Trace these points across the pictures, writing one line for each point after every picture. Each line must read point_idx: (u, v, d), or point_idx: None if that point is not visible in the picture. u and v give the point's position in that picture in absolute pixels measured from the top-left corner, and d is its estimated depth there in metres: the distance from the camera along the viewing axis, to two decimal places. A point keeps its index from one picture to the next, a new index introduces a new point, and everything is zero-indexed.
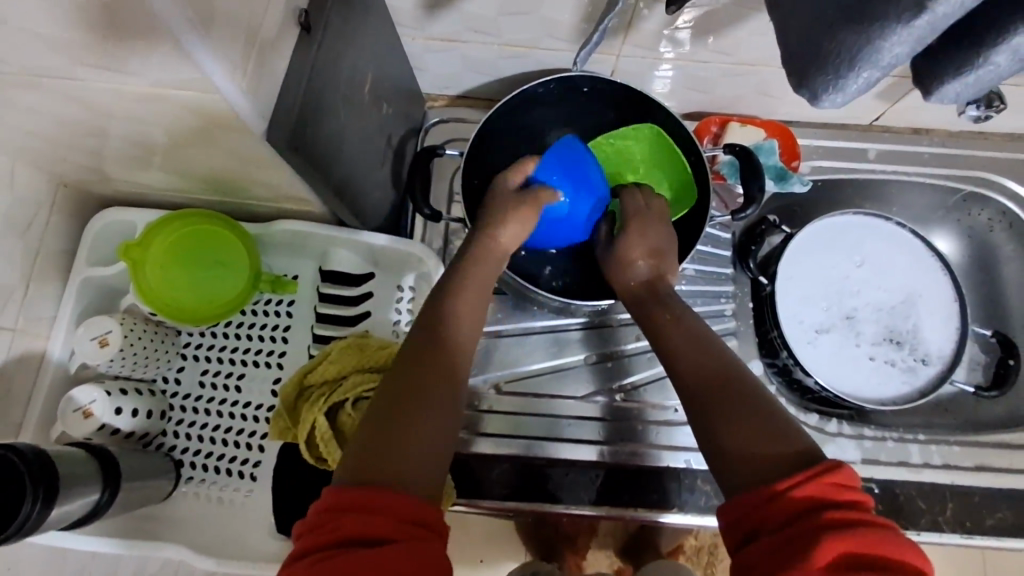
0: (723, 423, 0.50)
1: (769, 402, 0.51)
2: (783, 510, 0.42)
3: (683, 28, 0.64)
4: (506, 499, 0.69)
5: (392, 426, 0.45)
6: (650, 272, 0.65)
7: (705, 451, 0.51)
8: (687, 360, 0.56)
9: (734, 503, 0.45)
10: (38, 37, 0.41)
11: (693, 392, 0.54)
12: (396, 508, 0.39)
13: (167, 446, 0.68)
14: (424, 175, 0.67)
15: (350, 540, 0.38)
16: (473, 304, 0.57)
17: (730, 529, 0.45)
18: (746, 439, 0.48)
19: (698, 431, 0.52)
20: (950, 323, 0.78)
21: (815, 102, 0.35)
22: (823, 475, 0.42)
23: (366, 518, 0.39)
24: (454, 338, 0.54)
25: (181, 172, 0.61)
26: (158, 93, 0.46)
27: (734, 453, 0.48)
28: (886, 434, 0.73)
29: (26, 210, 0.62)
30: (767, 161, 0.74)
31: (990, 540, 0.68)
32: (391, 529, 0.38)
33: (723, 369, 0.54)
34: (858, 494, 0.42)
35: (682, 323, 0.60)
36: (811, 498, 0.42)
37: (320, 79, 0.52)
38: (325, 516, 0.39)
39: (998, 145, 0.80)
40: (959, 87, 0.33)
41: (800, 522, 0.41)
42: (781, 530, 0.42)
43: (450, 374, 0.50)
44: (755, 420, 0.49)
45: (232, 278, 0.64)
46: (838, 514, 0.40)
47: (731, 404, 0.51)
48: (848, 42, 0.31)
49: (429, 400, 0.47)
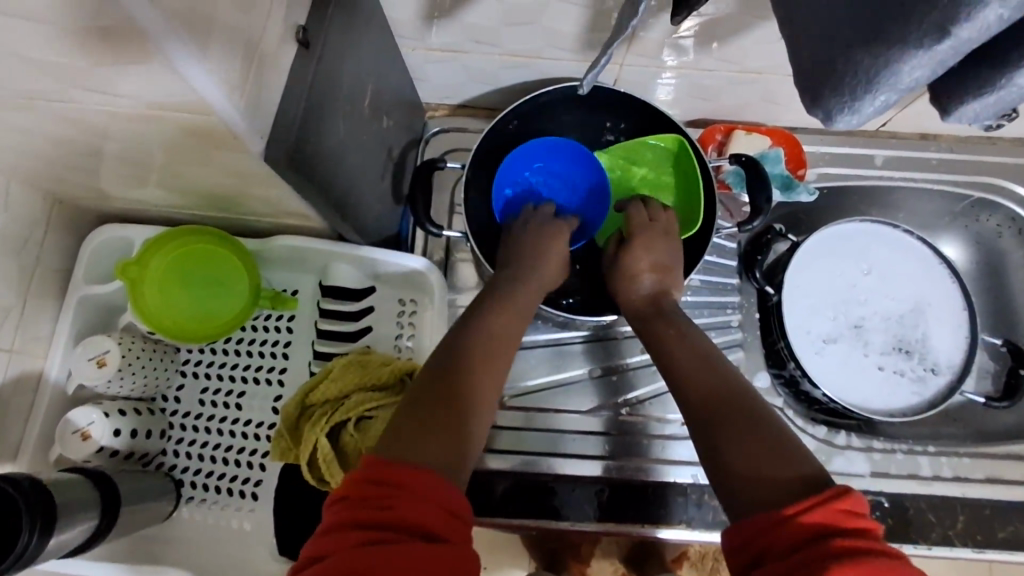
0: (727, 441, 0.49)
1: (776, 420, 0.50)
2: (790, 535, 0.41)
3: (687, 36, 0.63)
4: (513, 515, 0.68)
5: (416, 430, 0.44)
6: (656, 287, 0.64)
7: (708, 467, 0.50)
8: (690, 374, 0.56)
9: (741, 525, 0.44)
10: (29, 60, 0.40)
11: (697, 409, 0.53)
12: (445, 501, 0.39)
13: (167, 466, 0.68)
14: (426, 188, 0.65)
15: (399, 522, 0.37)
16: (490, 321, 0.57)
17: (737, 551, 0.44)
18: (751, 459, 0.47)
19: (702, 449, 0.51)
20: (959, 332, 0.77)
21: (828, 122, 0.34)
22: (830, 502, 0.41)
23: (416, 501, 0.38)
24: (466, 352, 0.53)
25: (179, 189, 0.60)
26: (154, 114, 0.45)
27: (739, 471, 0.47)
28: (896, 447, 0.72)
29: (22, 229, 0.61)
30: (773, 169, 0.73)
31: (1002, 554, 0.67)
32: (441, 523, 0.38)
33: (728, 385, 0.54)
34: (868, 522, 0.41)
35: (689, 335, 0.60)
36: (820, 524, 0.40)
37: (320, 94, 0.51)
38: (372, 493, 0.39)
39: (1006, 150, 0.79)
40: (979, 107, 0.32)
41: (809, 550, 0.40)
42: (788, 556, 0.40)
43: (460, 389, 0.49)
44: (761, 438, 0.48)
45: (230, 296, 0.63)
46: (849, 543, 0.39)
47: (737, 422, 0.50)
48: (865, 64, 0.30)
49: (452, 411, 0.47)
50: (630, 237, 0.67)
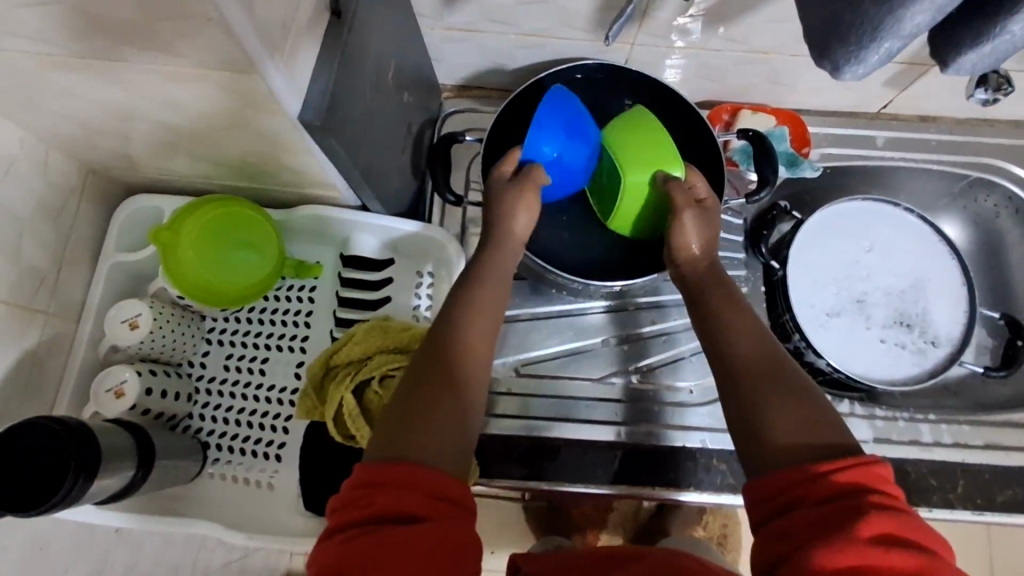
0: (765, 406, 0.49)
1: (820, 398, 0.49)
2: (819, 491, 0.42)
3: (697, 16, 0.66)
4: (526, 480, 0.70)
5: (412, 417, 0.47)
6: (708, 255, 0.63)
7: (736, 428, 0.50)
8: (731, 337, 0.55)
9: (767, 479, 0.45)
10: (85, 18, 0.42)
11: (736, 372, 0.52)
12: (430, 487, 0.42)
13: (194, 429, 0.70)
14: (446, 160, 0.68)
15: (384, 515, 0.41)
16: (494, 301, 0.58)
17: (758, 502, 0.45)
18: (785, 429, 0.47)
19: (732, 412, 0.51)
20: (958, 308, 0.80)
21: (836, 74, 0.36)
22: (868, 466, 0.42)
23: (402, 494, 0.41)
24: (461, 331, 0.55)
25: (210, 157, 0.63)
26: (197, 74, 0.47)
27: (766, 438, 0.48)
28: (897, 414, 0.75)
29: (58, 196, 0.64)
30: (779, 147, 0.76)
31: (1000, 516, 0.70)
32: (427, 508, 0.41)
33: (768, 355, 0.53)
34: (894, 488, 0.42)
35: (732, 301, 0.58)
36: (853, 483, 0.42)
37: (349, 64, 0.54)
38: (358, 492, 0.42)
39: (1003, 131, 0.82)
40: (976, 58, 0.35)
41: (839, 502, 0.41)
42: (817, 507, 0.41)
43: (455, 369, 0.51)
44: (797, 407, 0.48)
45: (260, 260, 0.66)
46: (879, 500, 0.40)
47: (775, 390, 0.50)
48: (870, 12, 0.32)
49: (443, 396, 0.49)
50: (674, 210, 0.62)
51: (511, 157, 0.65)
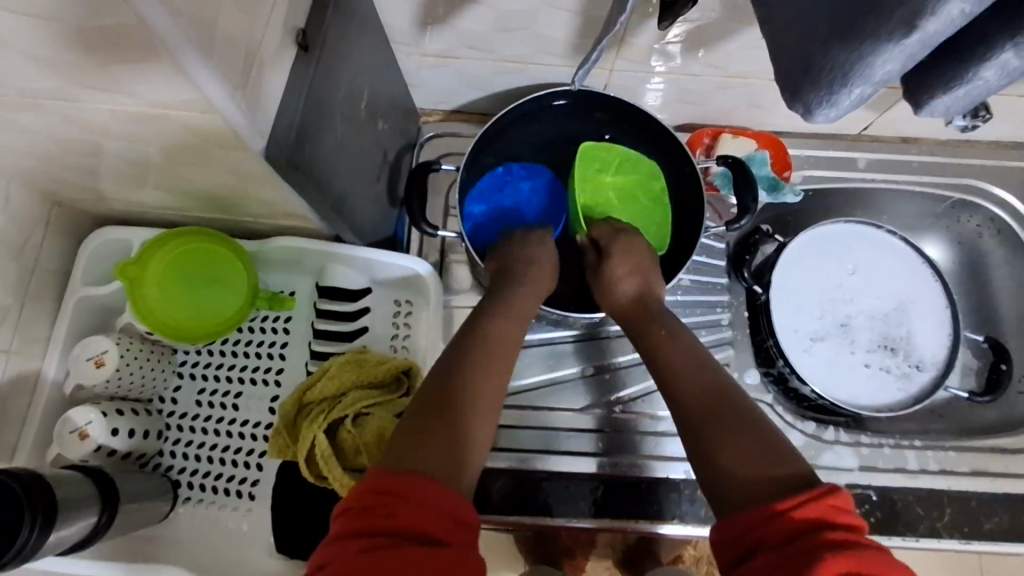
0: (719, 441, 0.48)
1: (769, 426, 0.49)
2: (777, 527, 0.41)
3: (674, 42, 0.65)
4: (509, 513, 0.69)
5: (424, 436, 0.45)
6: (639, 288, 0.64)
7: (698, 468, 0.49)
8: (681, 373, 0.54)
9: (730, 521, 0.43)
10: (34, 58, 0.41)
11: (688, 411, 0.52)
12: (448, 508, 0.40)
13: (164, 466, 0.68)
14: (421, 189, 0.67)
15: (404, 530, 0.38)
16: (512, 333, 0.58)
17: (726, 546, 0.43)
18: (739, 459, 0.46)
19: (692, 451, 0.50)
20: (942, 330, 0.79)
21: (809, 116, 0.35)
22: (823, 497, 0.41)
23: (421, 511, 0.39)
24: (467, 357, 0.54)
25: (177, 189, 0.61)
26: (157, 113, 0.46)
27: (730, 473, 0.46)
28: (883, 441, 0.74)
29: (21, 231, 0.62)
30: (759, 171, 0.76)
31: (988, 545, 0.69)
32: (443, 529, 0.39)
33: (718, 387, 0.52)
34: (854, 518, 0.40)
35: (671, 334, 0.59)
36: (809, 520, 0.40)
37: (317, 97, 0.53)
38: (378, 500, 0.40)
39: (983, 152, 0.81)
40: (950, 100, 0.34)
41: (801, 542, 0.39)
42: (780, 547, 0.40)
43: (468, 393, 0.50)
44: (751, 439, 0.47)
45: (229, 293, 0.64)
46: (839, 535, 0.39)
47: (730, 423, 0.49)
48: (840, 58, 0.31)
49: (445, 421, 0.47)
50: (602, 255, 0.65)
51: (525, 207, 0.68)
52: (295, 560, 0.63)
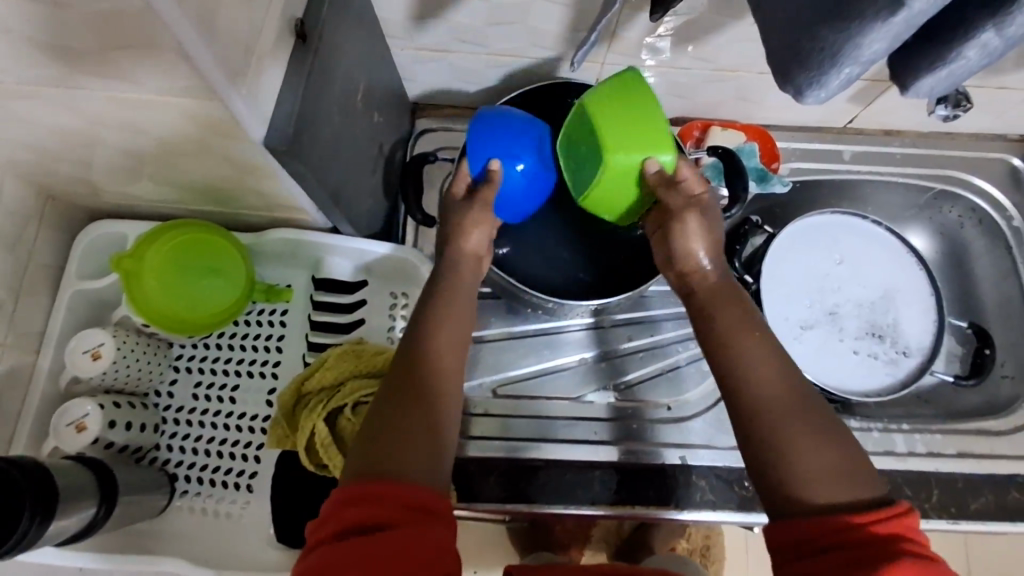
0: (803, 451, 0.45)
1: (846, 435, 0.46)
2: (855, 536, 0.40)
3: (665, 36, 0.66)
4: (504, 502, 0.69)
5: (379, 432, 0.45)
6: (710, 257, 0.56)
7: (766, 467, 0.45)
8: (758, 364, 0.49)
9: (791, 526, 0.42)
10: (37, 45, 0.41)
11: (769, 407, 0.47)
12: (397, 496, 0.41)
13: (161, 460, 0.68)
14: (417, 180, 0.67)
15: (354, 527, 0.39)
16: (464, 307, 0.57)
17: (783, 547, 0.43)
18: (818, 475, 0.44)
19: (762, 451, 0.46)
20: (928, 317, 0.81)
21: (800, 98, 0.37)
22: (900, 515, 0.41)
23: (371, 506, 0.40)
24: (417, 341, 0.53)
25: (174, 182, 0.61)
26: (157, 101, 0.46)
27: (808, 486, 0.44)
28: (871, 425, 0.75)
29: (17, 224, 0.62)
30: (749, 162, 0.77)
31: (975, 524, 0.70)
32: (395, 516, 0.40)
33: (794, 384, 0.48)
34: (923, 538, 0.41)
35: (743, 316, 0.52)
36: (888, 534, 0.40)
37: (316, 87, 0.53)
38: (330, 510, 0.41)
39: (964, 144, 0.83)
40: (933, 82, 0.35)
41: (875, 548, 0.39)
42: (858, 548, 0.40)
43: (429, 383, 0.50)
44: (832, 451, 0.45)
45: (227, 285, 0.65)
46: (912, 549, 0.39)
47: (812, 431, 0.45)
48: (829, 38, 0.33)
49: (407, 411, 0.47)
50: (676, 213, 0.56)
51: (462, 176, 0.61)
52: (295, 550, 0.63)
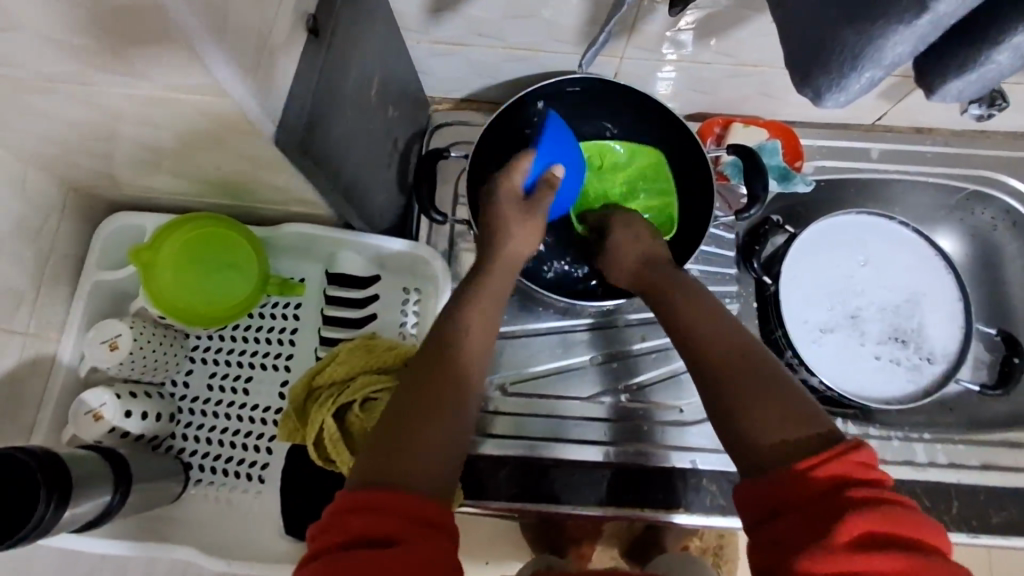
0: (745, 402, 0.46)
1: (798, 389, 0.46)
2: (807, 488, 0.39)
3: (686, 29, 0.64)
4: (513, 500, 0.69)
5: (396, 436, 0.45)
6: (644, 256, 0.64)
7: (719, 426, 0.47)
8: (704, 338, 0.52)
9: (751, 485, 0.42)
10: (51, 42, 0.41)
11: (714, 370, 0.49)
12: (405, 508, 0.40)
13: (176, 449, 0.69)
14: (430, 177, 0.67)
15: (359, 539, 0.39)
16: (490, 315, 0.56)
17: (750, 504, 0.42)
18: (757, 421, 0.44)
19: (714, 410, 0.48)
20: (954, 322, 0.79)
21: (818, 101, 0.35)
22: (845, 453, 0.40)
23: (378, 518, 0.39)
24: (449, 343, 0.52)
25: (189, 175, 0.62)
26: (169, 96, 0.46)
27: (752, 434, 0.44)
28: (891, 433, 0.73)
29: (38, 215, 0.63)
30: (771, 160, 0.75)
31: (997, 538, 0.68)
32: (399, 529, 0.39)
33: (740, 346, 0.50)
34: (878, 474, 0.39)
35: (690, 300, 0.56)
36: (834, 478, 0.39)
37: (327, 82, 0.53)
38: (335, 517, 0.40)
39: (1000, 143, 0.80)
40: (961, 85, 0.34)
41: (826, 501, 0.38)
42: (816, 502, 0.38)
43: (456, 387, 0.49)
44: (776, 401, 0.45)
45: (241, 278, 0.65)
46: (862, 492, 0.38)
47: (753, 384, 0.46)
48: (849, 40, 0.31)
49: (429, 418, 0.46)
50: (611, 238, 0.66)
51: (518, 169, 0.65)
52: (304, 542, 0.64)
